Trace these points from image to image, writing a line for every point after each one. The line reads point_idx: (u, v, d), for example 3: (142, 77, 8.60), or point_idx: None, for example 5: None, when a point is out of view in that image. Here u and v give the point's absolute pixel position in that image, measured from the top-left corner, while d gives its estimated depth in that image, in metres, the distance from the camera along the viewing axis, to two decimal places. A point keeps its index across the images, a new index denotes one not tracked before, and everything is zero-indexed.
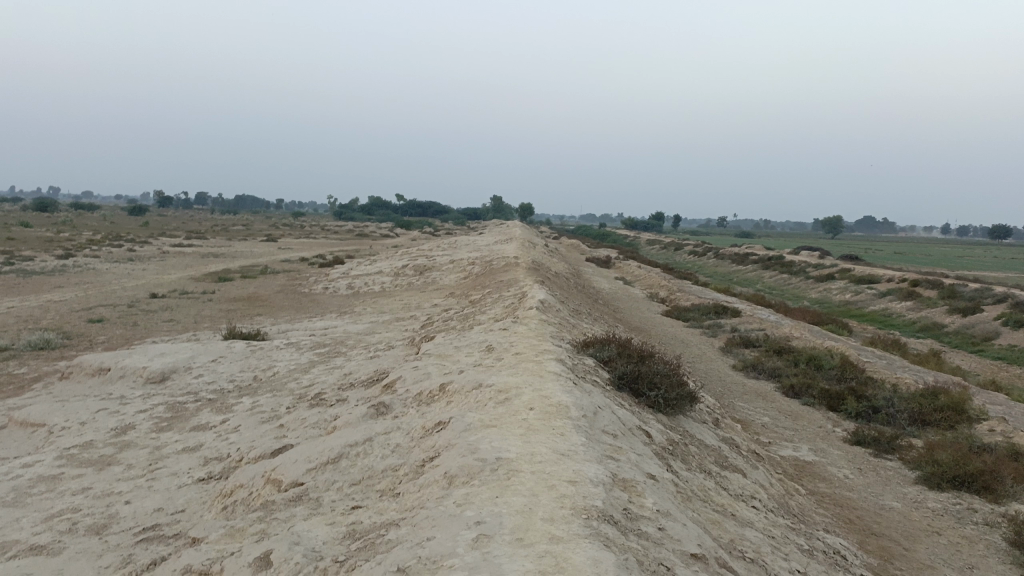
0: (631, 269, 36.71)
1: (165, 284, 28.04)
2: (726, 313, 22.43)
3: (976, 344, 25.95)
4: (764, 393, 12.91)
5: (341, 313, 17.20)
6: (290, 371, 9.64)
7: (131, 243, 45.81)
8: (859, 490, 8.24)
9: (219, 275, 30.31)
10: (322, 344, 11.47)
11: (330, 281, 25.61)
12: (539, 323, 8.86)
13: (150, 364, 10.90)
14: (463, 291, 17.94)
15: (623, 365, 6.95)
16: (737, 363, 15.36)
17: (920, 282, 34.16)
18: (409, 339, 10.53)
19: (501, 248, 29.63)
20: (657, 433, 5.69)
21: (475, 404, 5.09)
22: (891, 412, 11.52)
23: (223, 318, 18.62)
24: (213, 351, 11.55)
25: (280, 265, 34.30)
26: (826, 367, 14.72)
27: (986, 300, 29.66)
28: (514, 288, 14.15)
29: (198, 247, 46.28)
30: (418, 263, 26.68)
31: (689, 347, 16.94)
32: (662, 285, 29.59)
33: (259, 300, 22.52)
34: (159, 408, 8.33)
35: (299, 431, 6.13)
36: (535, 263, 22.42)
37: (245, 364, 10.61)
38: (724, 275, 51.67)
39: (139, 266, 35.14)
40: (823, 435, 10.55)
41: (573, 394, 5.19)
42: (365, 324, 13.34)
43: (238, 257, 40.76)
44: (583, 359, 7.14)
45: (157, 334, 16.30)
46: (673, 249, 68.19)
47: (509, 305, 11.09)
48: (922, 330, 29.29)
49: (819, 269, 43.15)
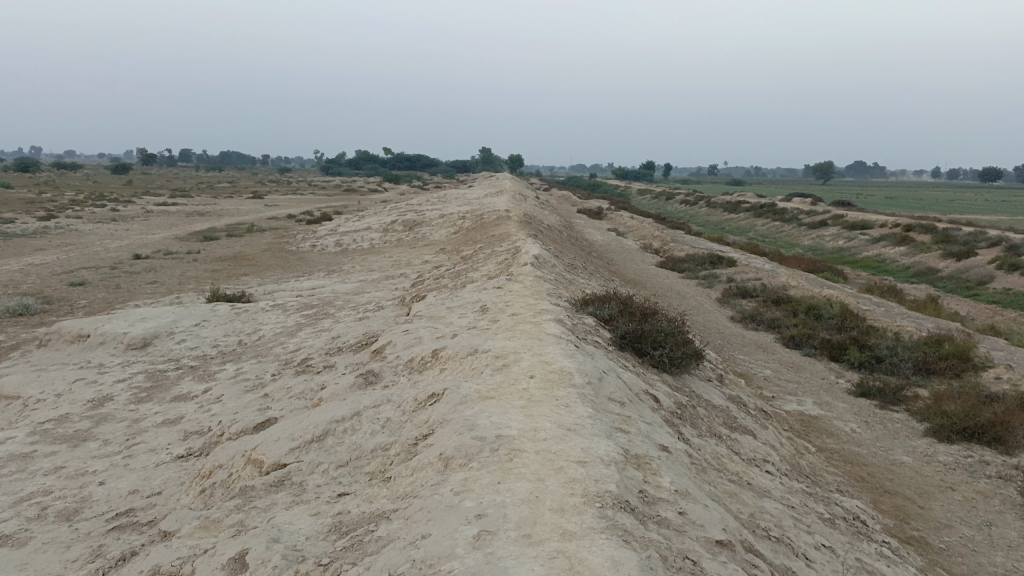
0: (623, 220, 36.28)
1: (149, 244, 27.46)
2: (721, 263, 22.11)
3: (970, 288, 25.76)
4: (764, 345, 12.65)
5: (329, 271, 16.77)
6: (276, 335, 9.26)
7: (114, 203, 45.00)
8: (868, 445, 7.99)
9: (204, 235, 29.72)
10: (309, 305, 11.06)
11: (318, 238, 25.09)
12: (535, 280, 8.47)
13: (130, 330, 10.48)
14: (454, 246, 17.50)
15: (625, 324, 6.58)
16: (735, 314, 15.06)
17: (913, 228, 33.87)
18: (399, 299, 10.15)
19: (492, 201, 29.05)
20: (664, 396, 5.36)
21: (471, 373, 4.74)
22: (895, 362, 11.28)
23: (209, 279, 18.15)
24: (196, 315, 11.14)
25: (266, 223, 33.69)
26: (825, 316, 14.43)
27: (979, 244, 29.41)
28: (507, 242, 13.72)
29: (182, 205, 45.46)
30: (407, 218, 26.13)
31: (685, 299, 16.65)
32: (655, 235, 29.19)
33: (245, 259, 22.02)
34: (139, 378, 7.96)
35: (284, 402, 5.76)
36: (527, 216, 21.97)
37: (229, 328, 10.21)
38: (716, 223, 51.27)
39: (122, 226, 34.41)
40: (826, 388, 10.29)
41: (575, 358, 4.83)
42: (354, 283, 12.92)
43: (223, 216, 39.99)
44: (582, 317, 6.78)
45: (140, 296, 15.86)
46: (664, 199, 67.54)
47: (502, 261, 10.68)
48: (916, 276, 29.08)
49: (812, 216, 42.77)
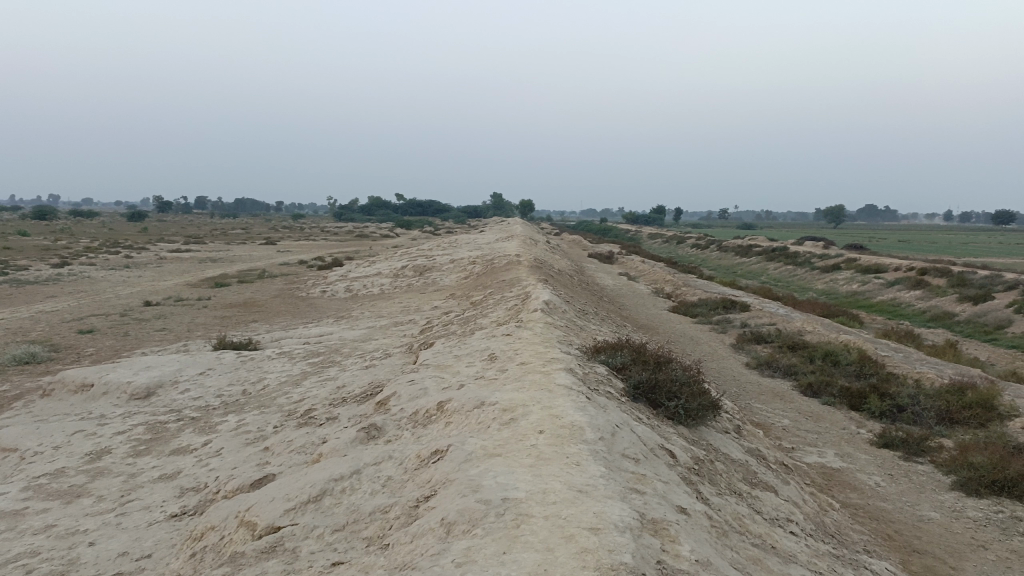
0: (634, 264, 36.14)
1: (160, 291, 27.52)
2: (734, 307, 21.85)
3: (989, 332, 25.31)
4: (782, 393, 12.32)
5: (338, 318, 16.64)
6: (280, 384, 9.06)
7: (128, 250, 45.33)
8: (894, 500, 7.64)
9: (216, 281, 29.75)
10: (316, 353, 10.88)
11: (328, 284, 25.04)
12: (545, 327, 8.26)
13: (134, 379, 10.32)
14: (464, 292, 17.35)
15: (638, 373, 6.35)
16: (750, 360, 14.75)
17: (927, 271, 33.53)
18: (407, 347, 9.95)
19: (502, 246, 29.00)
20: (680, 450, 5.10)
21: (477, 427, 4.51)
22: (917, 410, 10.93)
23: (218, 326, 18.06)
24: (201, 363, 10.97)
25: (278, 269, 33.74)
26: (843, 363, 14.10)
27: (996, 287, 29.01)
28: (517, 288, 13.55)
29: (195, 252, 45.76)
30: (417, 264, 26.10)
31: (699, 345, 16.37)
32: (667, 280, 28.99)
33: (255, 306, 21.95)
34: (139, 429, 7.76)
35: (284, 456, 5.54)
36: (537, 261, 21.85)
37: (234, 377, 10.03)
38: (728, 267, 51.06)
39: (135, 273, 34.55)
40: (847, 438, 9.95)
41: (587, 411, 4.61)
42: (362, 330, 12.76)
43: (235, 262, 40.18)
44: (594, 366, 6.55)
45: (148, 344, 15.76)
46: (675, 243, 67.50)
47: (512, 308, 10.50)
48: (933, 320, 28.66)
49: (824, 259, 42.51)
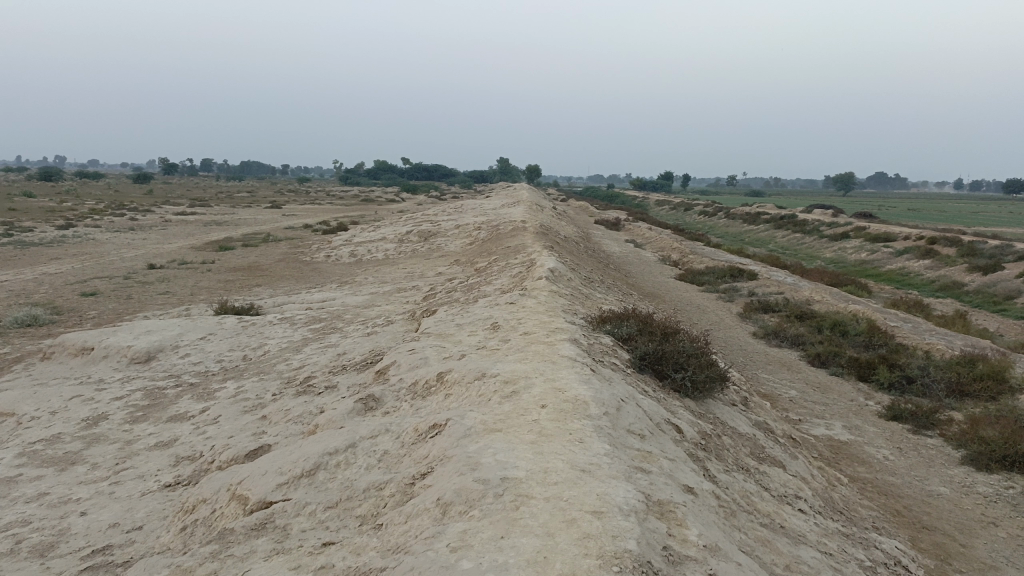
0: (641, 231, 35.83)
1: (165, 254, 27.43)
2: (742, 276, 21.62)
3: (998, 303, 25.05)
4: (789, 363, 12.17)
5: (341, 283, 16.51)
6: (281, 350, 8.94)
7: (133, 212, 45.18)
8: (902, 474, 7.51)
9: (220, 244, 29.61)
10: (318, 318, 10.75)
11: (333, 248, 24.88)
12: (550, 296, 8.08)
13: (135, 343, 10.22)
14: (468, 258, 17.18)
15: (645, 344, 6.19)
16: (757, 330, 14.58)
17: (937, 240, 33.15)
18: (409, 314, 9.80)
19: (508, 211, 28.73)
20: (687, 425, 4.95)
21: (477, 400, 4.36)
22: (926, 382, 10.76)
23: (221, 290, 17.95)
24: (202, 328, 10.86)
25: (282, 233, 33.57)
26: (852, 333, 13.92)
27: (1007, 258, 28.65)
28: (522, 255, 13.37)
29: (200, 215, 45.59)
30: (422, 229, 25.88)
31: (706, 314, 16.19)
32: (674, 248, 28.70)
33: (259, 270, 21.83)
34: (137, 395, 7.65)
35: (280, 426, 5.41)
36: (543, 227, 21.62)
37: (234, 342, 9.92)
38: (736, 235, 50.66)
39: (139, 236, 34.42)
40: (855, 410, 9.81)
41: (592, 385, 4.44)
42: (364, 296, 12.62)
43: (241, 225, 40.01)
44: (599, 337, 6.38)
45: (151, 307, 15.68)
46: (683, 210, 66.94)
47: (517, 275, 10.32)
48: (942, 290, 28.38)
49: (833, 228, 42.10)
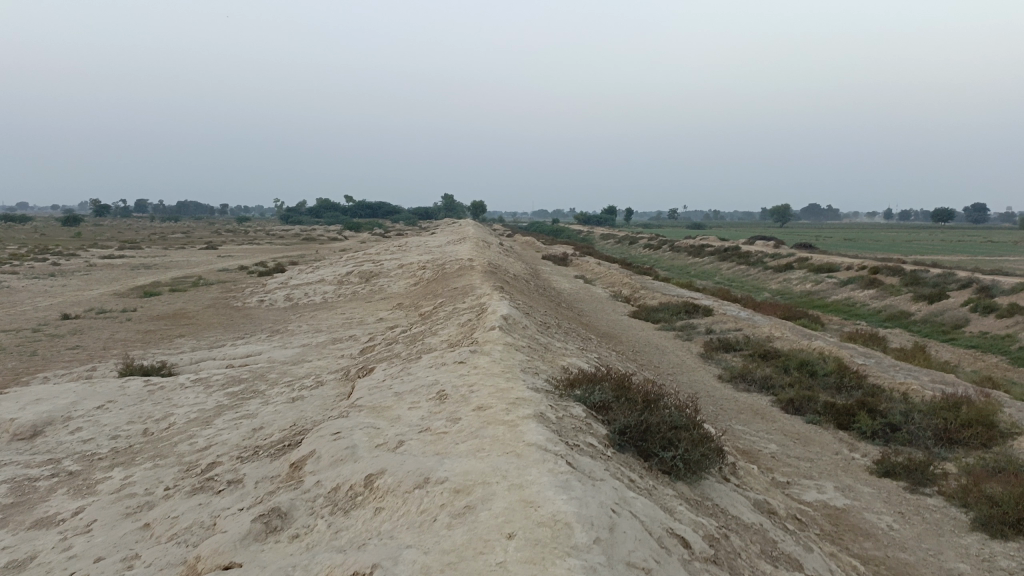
0: (590, 266, 35.13)
1: (84, 302, 25.44)
2: (697, 311, 20.88)
3: (946, 331, 24.88)
4: (762, 410, 11.25)
5: (272, 332, 15.07)
6: (188, 423, 7.56)
7: (57, 256, 42.63)
8: (915, 549, 6.51)
9: (146, 290, 27.64)
10: (238, 379, 9.37)
11: (267, 292, 23.32)
12: (505, 352, 6.94)
13: (18, 417, 8.67)
14: (412, 301, 15.98)
15: (625, 415, 5.06)
16: (723, 372, 13.70)
17: (880, 270, 33.26)
18: (344, 373, 8.53)
19: (453, 249, 27.62)
20: (693, 531, 3.83)
21: (418, 520, 3.17)
22: (911, 430, 9.93)
23: (139, 342, 16.30)
24: (102, 394, 9.37)
25: (215, 276, 31.74)
26: (821, 374, 13.11)
27: (950, 285, 28.71)
28: (471, 298, 12.25)
29: (129, 258, 43.16)
30: (363, 269, 24.53)
31: (666, 355, 15.28)
32: (624, 282, 27.96)
33: (184, 317, 20.15)
34: (1, 489, 6.20)
35: (163, 546, 4.11)
36: (491, 265, 20.64)
37: (137, 412, 8.48)
38: (682, 267, 50.55)
39: (59, 282, 32.12)
40: (843, 467, 8.86)
41: (573, 492, 3.30)
42: (294, 349, 11.27)
43: (171, 268, 37.94)
44: (569, 406, 5.25)
45: (55, 365, 13.97)
46: (628, 243, 66.87)
47: (465, 324, 9.16)
48: (889, 320, 28.21)
49: (777, 258, 42.20)
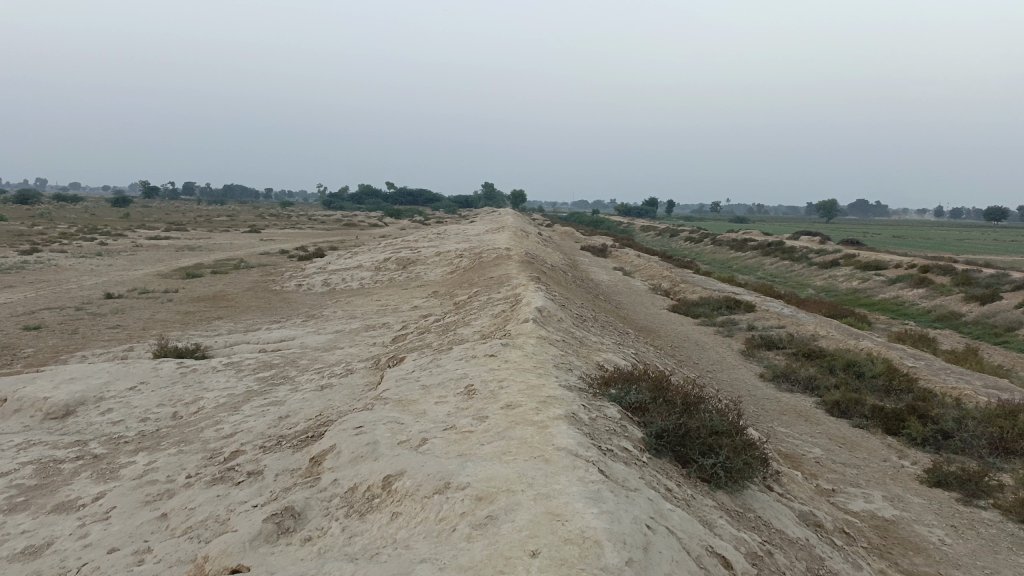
0: (629, 258, 34.65)
1: (128, 282, 25.83)
2: (738, 307, 20.37)
3: (999, 334, 23.93)
4: (805, 412, 10.84)
5: (308, 317, 15.04)
6: (216, 408, 7.47)
7: (105, 236, 43.51)
8: (970, 568, 6.12)
9: (188, 271, 27.99)
10: (269, 364, 9.28)
11: (305, 277, 23.38)
12: (539, 346, 6.70)
13: (52, 396, 8.69)
14: (447, 290, 15.81)
15: (662, 418, 4.79)
16: (764, 371, 13.28)
17: (931, 269, 32.19)
18: (374, 362, 8.37)
19: (492, 238, 27.43)
20: (734, 549, 3.55)
21: (436, 529, 2.95)
22: (965, 438, 9.44)
23: (177, 323, 16.41)
24: (135, 376, 9.36)
25: (256, 259, 32.05)
26: (869, 376, 12.60)
27: (1004, 287, 27.63)
28: (506, 288, 12.02)
29: (174, 240, 43.87)
30: (401, 256, 24.47)
31: (706, 351, 14.89)
32: (664, 275, 27.46)
33: (223, 300, 20.29)
34: (27, 469, 6.17)
35: (176, 540, 3.96)
36: (529, 255, 20.40)
37: (167, 395, 8.44)
38: (723, 261, 49.65)
39: (105, 262, 32.74)
40: (892, 476, 8.43)
41: (604, 505, 3.03)
42: (327, 335, 11.16)
43: (213, 251, 38.41)
44: (603, 406, 4.99)
45: (95, 344, 14.12)
46: (669, 236, 65.99)
47: (499, 316, 8.93)
48: (939, 321, 27.25)
49: (822, 254, 41.17)
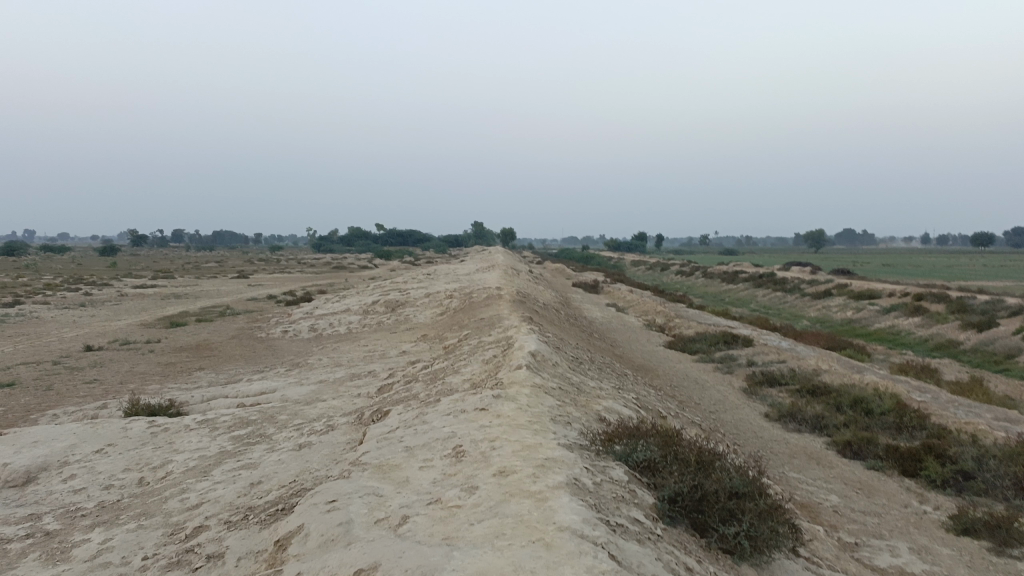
0: (621, 294, 34.24)
1: (110, 332, 25.20)
2: (736, 342, 19.88)
3: (999, 362, 23.48)
4: (816, 453, 10.30)
5: (292, 366, 14.43)
6: (185, 473, 6.88)
7: (91, 286, 42.92)
8: None
9: (173, 320, 27.39)
10: (246, 421, 8.70)
11: (292, 322, 22.83)
12: (534, 396, 6.18)
13: (11, 462, 8.08)
14: (437, 333, 15.30)
15: (675, 480, 4.26)
16: (769, 409, 12.74)
17: (925, 297, 31.86)
18: (358, 416, 7.81)
19: (482, 277, 27.04)
20: None
21: None
22: (988, 478, 8.89)
23: (157, 376, 15.76)
24: (103, 436, 8.76)
25: (243, 305, 31.49)
26: (877, 412, 12.09)
27: (1000, 313, 27.27)
28: (498, 331, 11.51)
29: (160, 287, 43.22)
30: (390, 298, 23.93)
31: (706, 390, 14.37)
32: (658, 311, 27.03)
33: (207, 349, 19.68)
34: None
35: None
36: (520, 295, 19.93)
37: (136, 458, 7.84)
38: (715, 294, 49.26)
39: (89, 312, 32.10)
40: (915, 524, 7.87)
41: None
42: (309, 386, 10.58)
43: (200, 298, 37.77)
44: (608, 467, 4.46)
45: (69, 401, 13.48)
46: (660, 270, 65.77)
47: (490, 362, 8.38)
48: (937, 350, 26.82)
49: (815, 285, 40.88)
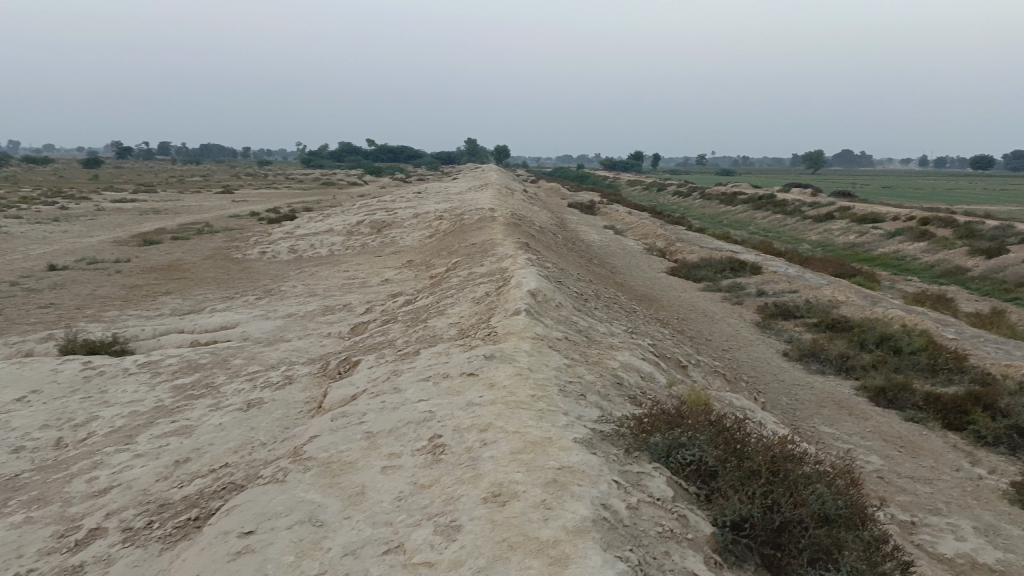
0: (619, 215, 32.72)
1: (78, 250, 23.62)
2: (743, 269, 18.60)
3: (1010, 290, 22.30)
4: (845, 401, 9.17)
5: (263, 293, 13.07)
6: (107, 437, 5.63)
7: (66, 199, 40.94)
8: None
9: (145, 237, 25.79)
10: (195, 365, 7.41)
11: (270, 242, 21.35)
12: (537, 355, 4.88)
13: None
14: (423, 258, 13.94)
15: (740, 498, 3.01)
16: (788, 347, 11.56)
17: (932, 221, 30.47)
18: (323, 365, 6.51)
19: (473, 196, 25.50)
20: None
21: None
22: None
23: (117, 301, 14.41)
24: (28, 381, 7.46)
25: (223, 223, 29.81)
26: (908, 352, 10.93)
27: (1010, 239, 25.96)
28: (490, 260, 10.16)
29: (140, 202, 41.45)
30: (375, 218, 22.44)
31: (716, 324, 13.19)
32: (658, 234, 25.61)
33: (176, 271, 18.22)
34: None
35: None
36: (515, 216, 18.50)
37: (59, 410, 6.58)
38: (713, 216, 47.68)
39: (60, 228, 30.39)
40: (973, 492, 6.75)
41: None
42: (274, 321, 9.27)
43: (180, 214, 36.01)
44: (645, 477, 3.19)
45: (13, 330, 12.12)
46: (656, 190, 64.03)
47: (482, 302, 7.07)
48: (945, 276, 25.62)
49: (817, 207, 39.38)
